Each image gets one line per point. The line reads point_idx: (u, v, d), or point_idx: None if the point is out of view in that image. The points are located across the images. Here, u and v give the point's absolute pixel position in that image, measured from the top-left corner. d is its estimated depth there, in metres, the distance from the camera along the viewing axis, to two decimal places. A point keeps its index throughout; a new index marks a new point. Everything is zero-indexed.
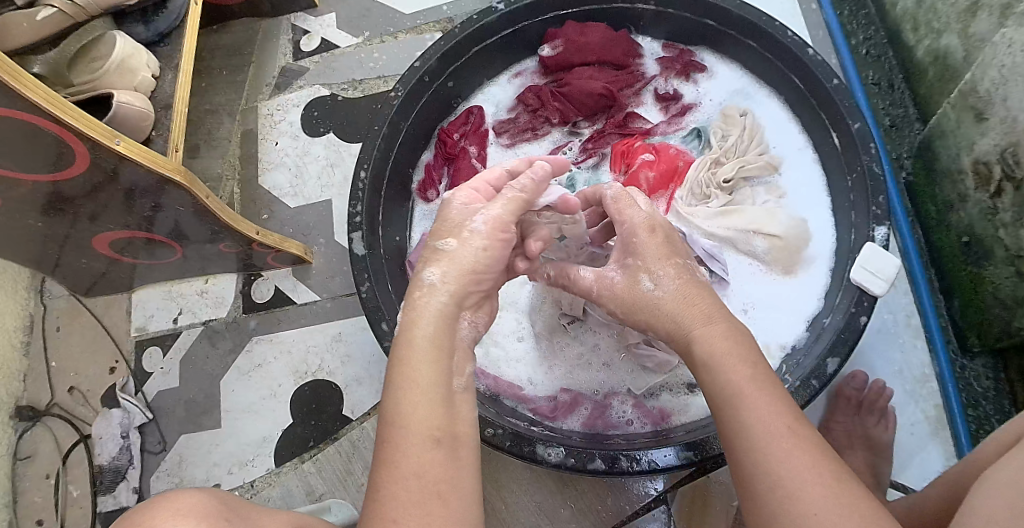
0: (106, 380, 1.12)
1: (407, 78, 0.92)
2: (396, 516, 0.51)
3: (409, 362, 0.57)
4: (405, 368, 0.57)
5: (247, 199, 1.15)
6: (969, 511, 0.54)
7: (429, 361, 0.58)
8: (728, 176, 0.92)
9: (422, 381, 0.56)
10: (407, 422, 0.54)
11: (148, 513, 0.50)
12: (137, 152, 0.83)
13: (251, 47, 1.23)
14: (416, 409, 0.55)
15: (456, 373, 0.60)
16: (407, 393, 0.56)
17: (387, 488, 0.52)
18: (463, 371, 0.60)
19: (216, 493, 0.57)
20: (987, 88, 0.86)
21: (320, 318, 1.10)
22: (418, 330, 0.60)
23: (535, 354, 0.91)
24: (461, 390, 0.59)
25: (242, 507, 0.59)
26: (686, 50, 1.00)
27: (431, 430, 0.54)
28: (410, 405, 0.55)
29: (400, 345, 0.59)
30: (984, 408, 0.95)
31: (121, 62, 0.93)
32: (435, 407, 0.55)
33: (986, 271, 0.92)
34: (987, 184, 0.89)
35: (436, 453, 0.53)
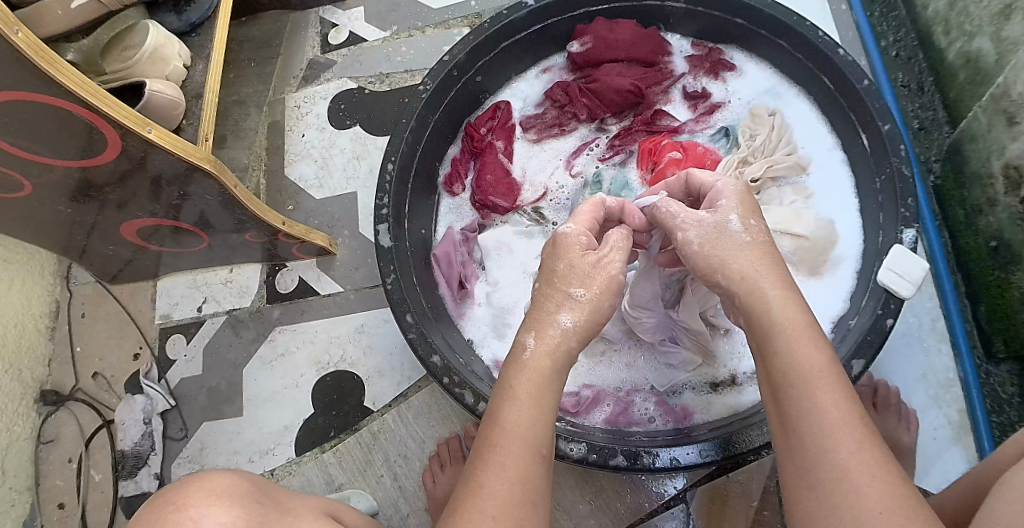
0: (130, 366, 1.13)
1: (436, 72, 0.93)
2: (492, 512, 0.53)
3: (523, 378, 0.59)
4: (519, 380, 0.59)
5: (272, 190, 1.15)
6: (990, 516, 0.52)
7: (545, 380, 0.59)
8: (755, 175, 0.92)
9: (535, 395, 0.58)
10: (514, 431, 0.56)
11: (183, 494, 0.50)
12: (168, 141, 0.84)
13: (279, 39, 1.24)
14: (520, 419, 0.57)
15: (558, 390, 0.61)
16: (518, 406, 0.57)
17: (488, 485, 0.54)
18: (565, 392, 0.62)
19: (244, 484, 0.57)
20: (1020, 92, 0.85)
21: (342, 310, 1.10)
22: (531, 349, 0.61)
23: (581, 364, 0.90)
24: None
25: (269, 497, 0.59)
26: (715, 49, 1.00)
27: (533, 442, 0.56)
28: (516, 415, 0.57)
29: (512, 360, 0.61)
30: (1008, 415, 0.94)
31: (154, 50, 0.94)
32: (541, 423, 0.57)
33: (1014, 276, 0.91)
34: (1017, 189, 0.89)
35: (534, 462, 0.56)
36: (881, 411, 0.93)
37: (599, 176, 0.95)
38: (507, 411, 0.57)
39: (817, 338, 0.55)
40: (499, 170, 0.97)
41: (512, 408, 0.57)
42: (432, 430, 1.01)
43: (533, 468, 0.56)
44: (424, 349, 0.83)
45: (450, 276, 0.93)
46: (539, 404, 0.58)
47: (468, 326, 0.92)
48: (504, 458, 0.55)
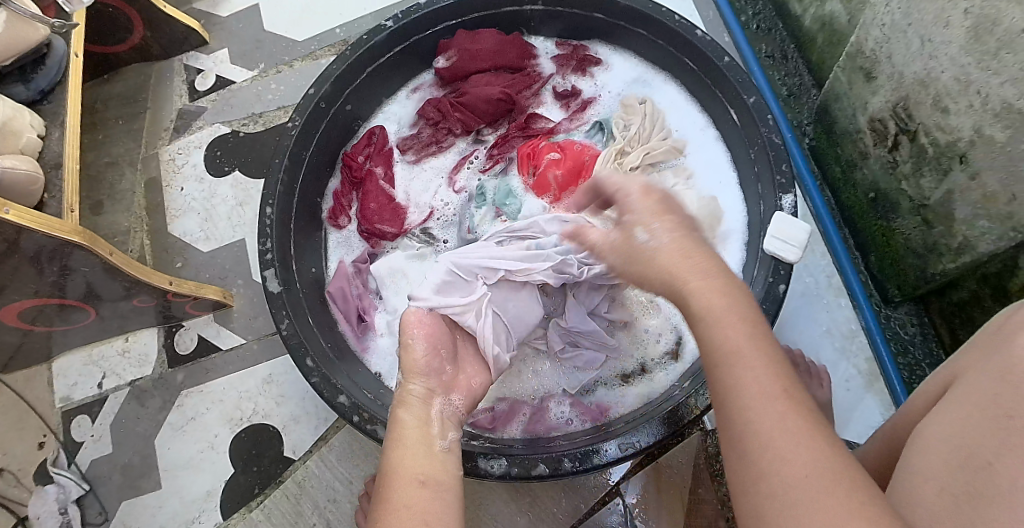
0: (35, 456, 1.06)
1: (302, 106, 0.91)
2: None
3: (404, 423, 0.64)
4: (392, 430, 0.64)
5: (158, 249, 1.11)
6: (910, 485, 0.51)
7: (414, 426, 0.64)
8: (635, 164, 0.91)
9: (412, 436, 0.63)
10: (401, 469, 0.60)
11: None
12: (31, 218, 0.80)
13: (145, 93, 1.19)
14: (408, 460, 0.60)
15: (440, 434, 0.64)
16: (396, 449, 0.62)
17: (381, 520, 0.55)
18: (447, 435, 0.65)
19: None
20: (872, 48, 0.88)
21: (249, 362, 1.07)
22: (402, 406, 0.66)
23: None
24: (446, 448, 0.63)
25: None
26: (579, 45, 1.01)
27: (417, 474, 0.59)
28: (398, 457, 0.61)
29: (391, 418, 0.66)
30: (913, 354, 0.98)
31: (4, 124, 0.88)
32: (420, 457, 0.61)
33: (896, 223, 0.94)
34: (885, 141, 0.91)
35: (423, 491, 0.58)
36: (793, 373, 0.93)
37: (483, 187, 0.95)
38: (393, 455, 0.61)
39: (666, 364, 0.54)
40: (382, 197, 0.95)
41: (397, 450, 0.61)
42: (357, 469, 0.99)
43: (424, 496, 0.57)
44: (329, 392, 0.80)
45: (348, 311, 0.91)
46: (421, 445, 0.62)
47: (373, 359, 0.90)
48: (392, 492, 0.57)
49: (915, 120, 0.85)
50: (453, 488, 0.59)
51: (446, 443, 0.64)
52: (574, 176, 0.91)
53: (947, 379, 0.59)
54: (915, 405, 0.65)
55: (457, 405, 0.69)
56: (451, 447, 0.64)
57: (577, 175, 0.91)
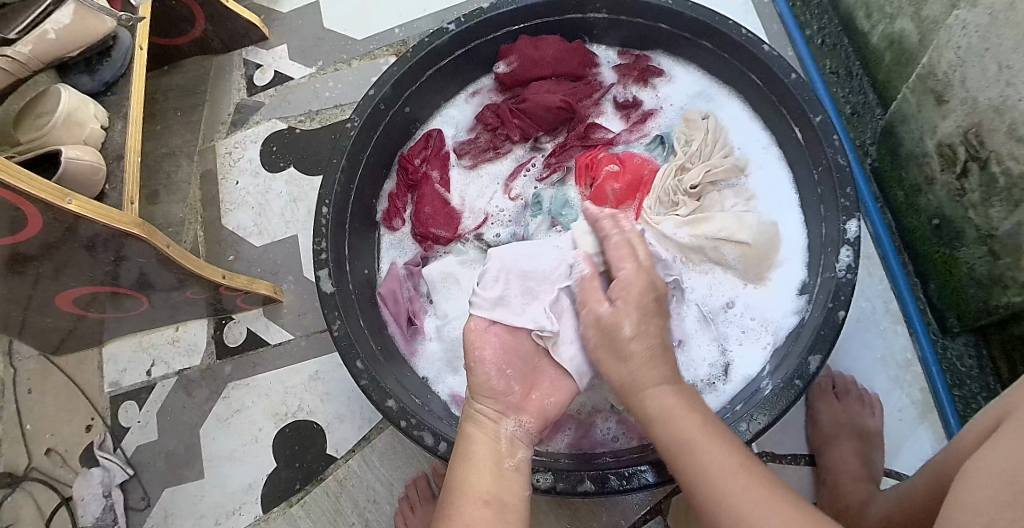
0: (84, 438, 1.08)
1: (362, 107, 0.91)
2: None
3: (474, 440, 0.67)
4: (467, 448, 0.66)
5: (211, 242, 1.12)
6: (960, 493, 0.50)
7: (488, 455, 0.66)
8: (694, 182, 0.89)
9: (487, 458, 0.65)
10: (469, 486, 0.63)
11: None
12: (92, 209, 0.82)
13: (204, 85, 1.21)
14: (476, 478, 0.63)
15: (507, 453, 0.66)
16: (466, 470, 0.64)
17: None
18: (513, 453, 0.67)
19: None
20: (945, 71, 0.86)
21: (295, 358, 1.08)
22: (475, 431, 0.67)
23: None
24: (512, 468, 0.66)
25: None
26: (642, 55, 1.00)
27: (483, 493, 0.62)
28: (466, 476, 0.64)
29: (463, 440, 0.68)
30: (969, 387, 0.96)
31: (67, 116, 0.91)
32: (487, 476, 0.64)
33: (959, 252, 0.92)
34: (953, 166, 0.89)
35: (486, 512, 0.61)
36: (844, 400, 0.93)
37: (539, 196, 0.94)
38: (460, 471, 0.64)
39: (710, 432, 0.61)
40: (437, 200, 0.95)
41: (462, 468, 0.65)
42: (399, 472, 0.99)
43: (488, 516, 0.60)
44: (377, 395, 0.80)
45: (398, 313, 0.91)
46: (490, 463, 0.65)
47: (421, 364, 0.90)
48: (458, 508, 0.61)
49: (987, 148, 0.83)
50: (517, 510, 0.62)
51: (513, 463, 0.66)
52: (632, 190, 0.90)
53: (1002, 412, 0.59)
54: (965, 438, 0.65)
55: (529, 426, 0.69)
56: (519, 467, 0.66)
57: (636, 189, 0.90)
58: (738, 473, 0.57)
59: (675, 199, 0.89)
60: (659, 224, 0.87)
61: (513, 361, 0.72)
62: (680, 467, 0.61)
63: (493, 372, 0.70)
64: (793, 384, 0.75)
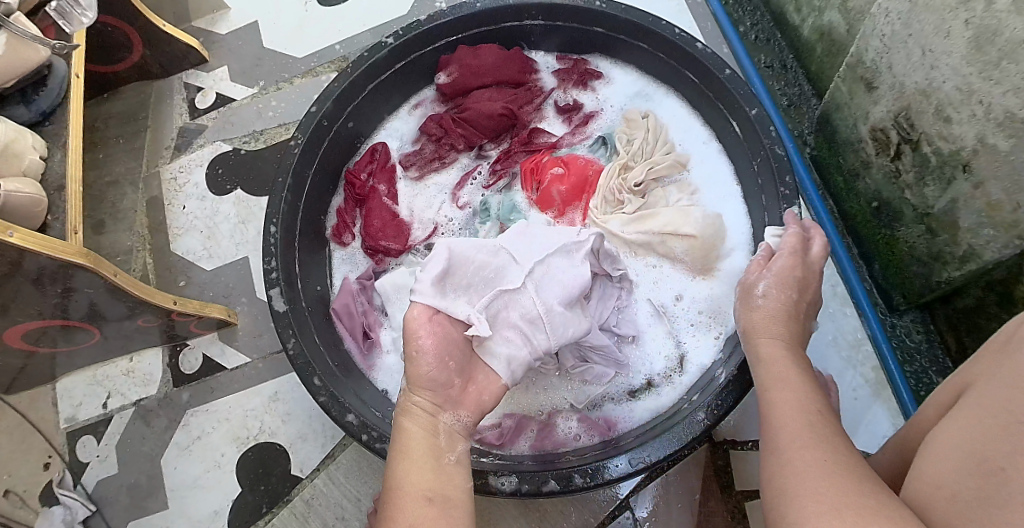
0: (41, 477, 1.05)
1: (305, 124, 0.91)
2: None
3: (411, 433, 0.65)
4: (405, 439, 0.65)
5: (161, 268, 1.10)
6: (922, 474, 0.52)
7: (425, 448, 0.64)
8: (638, 179, 0.91)
9: (426, 450, 0.64)
10: (406, 484, 0.61)
11: None
12: (36, 242, 0.80)
13: (145, 111, 1.19)
14: (411, 474, 0.62)
15: (450, 445, 0.66)
16: (406, 466, 0.63)
17: None
18: (454, 446, 0.66)
19: None
20: (872, 58, 0.89)
21: (254, 380, 1.07)
22: (409, 424, 0.66)
23: None
24: (453, 462, 0.65)
25: None
26: (580, 59, 1.01)
27: (424, 491, 0.60)
28: (405, 472, 0.62)
29: (397, 439, 0.66)
30: (919, 361, 0.99)
31: (5, 147, 0.88)
32: (428, 472, 0.62)
33: (899, 232, 0.95)
34: (887, 149, 0.92)
35: (429, 509, 0.59)
36: None
37: (487, 203, 0.95)
38: (400, 467, 0.63)
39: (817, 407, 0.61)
40: (385, 213, 0.95)
41: (403, 463, 0.63)
42: (365, 487, 0.99)
43: (430, 515, 0.59)
44: (337, 411, 0.80)
45: (353, 327, 0.91)
46: (430, 459, 0.63)
47: (380, 377, 0.90)
48: (399, 511, 0.59)
49: (917, 130, 0.86)
50: (461, 505, 0.61)
51: (455, 456, 0.65)
52: (578, 191, 0.92)
53: (964, 384, 0.60)
54: (928, 411, 0.67)
55: (467, 420, 0.68)
56: (460, 460, 0.65)
57: (581, 191, 0.92)
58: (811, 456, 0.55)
59: (621, 197, 0.91)
60: (606, 223, 0.90)
61: (454, 351, 0.70)
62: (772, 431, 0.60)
63: (433, 362, 0.68)
64: (746, 371, 0.78)
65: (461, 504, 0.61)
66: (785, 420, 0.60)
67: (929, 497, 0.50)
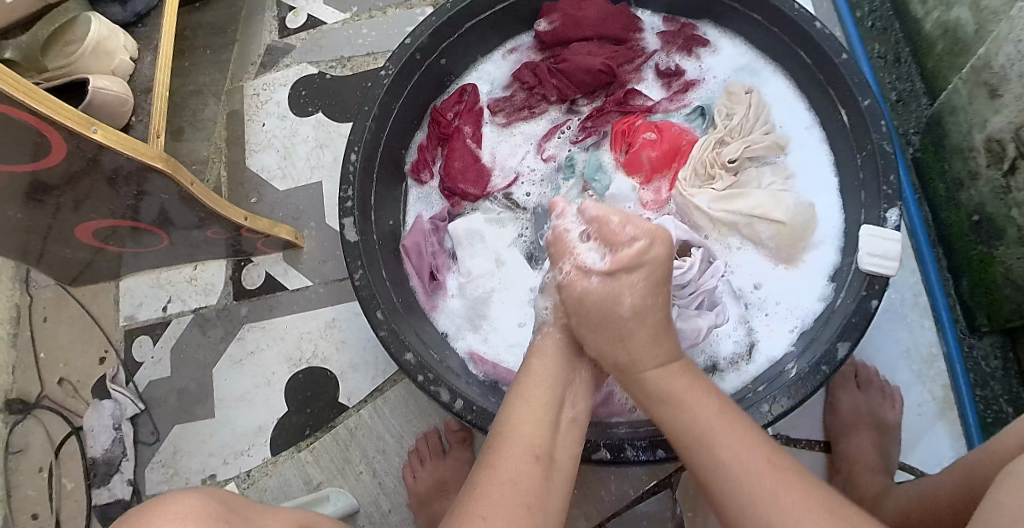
0: (97, 370, 1.08)
1: (398, 55, 0.89)
2: (483, 512, 0.57)
3: (535, 374, 0.67)
4: (531, 384, 0.66)
5: (234, 183, 1.11)
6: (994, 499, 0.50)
7: (547, 391, 0.66)
8: (733, 156, 0.87)
9: (545, 401, 0.65)
10: (516, 434, 0.62)
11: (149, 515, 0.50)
12: (118, 140, 0.80)
13: (235, 23, 1.19)
14: (524, 424, 0.63)
15: (571, 400, 0.67)
16: (520, 411, 0.64)
17: (482, 486, 0.59)
18: (576, 401, 0.68)
19: (216, 495, 0.58)
20: (1002, 64, 0.83)
21: (313, 304, 1.07)
22: (539, 365, 0.68)
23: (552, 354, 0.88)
24: (570, 420, 0.66)
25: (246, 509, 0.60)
26: (688, 23, 0.97)
27: (532, 447, 0.61)
28: (520, 419, 0.63)
29: (521, 378, 0.68)
30: (992, 388, 0.94)
31: (97, 45, 0.89)
32: (541, 427, 0.63)
33: (997, 251, 0.90)
34: (999, 163, 0.87)
35: (535, 469, 0.60)
36: (864, 390, 0.93)
37: (573, 159, 0.93)
38: (516, 411, 0.64)
39: (728, 420, 0.61)
40: (468, 156, 0.94)
41: (519, 408, 0.64)
42: (409, 425, 1.00)
43: (534, 472, 0.60)
44: (396, 347, 0.79)
45: (421, 267, 0.90)
46: (550, 408, 0.65)
47: (442, 318, 0.90)
48: (502, 457, 0.61)
49: None
50: (563, 467, 0.62)
51: (572, 413, 0.66)
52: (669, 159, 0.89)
53: None
54: (1004, 438, 0.64)
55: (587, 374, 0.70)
56: (576, 418, 0.67)
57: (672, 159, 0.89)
58: (777, 488, 0.56)
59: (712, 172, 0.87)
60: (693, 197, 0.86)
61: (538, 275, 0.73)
62: (706, 472, 0.60)
63: None
64: (820, 370, 0.74)
65: (562, 466, 0.62)
66: (728, 444, 0.60)
67: (1000, 520, 0.48)
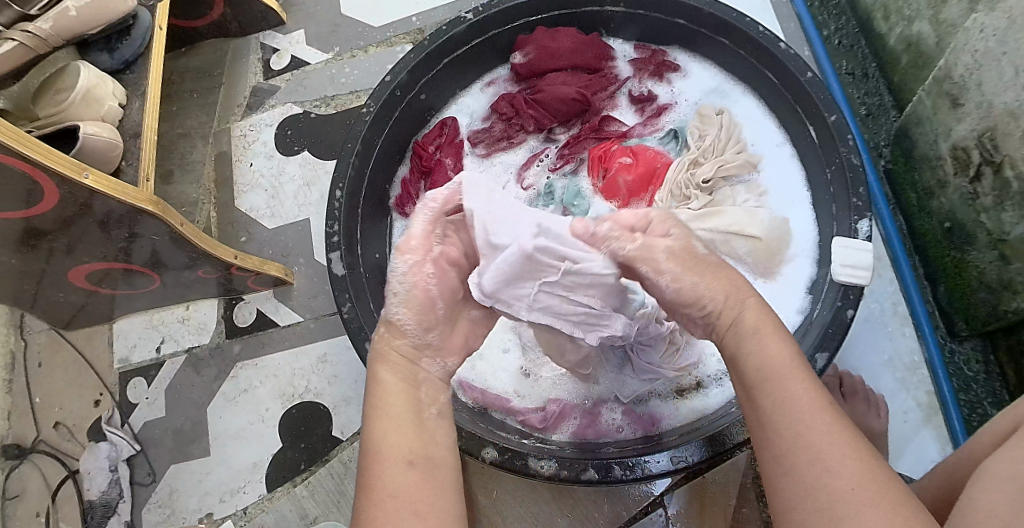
0: (91, 413, 1.08)
1: (378, 93, 0.91)
2: None
3: (388, 382, 0.60)
4: (387, 394, 0.59)
5: (223, 223, 1.13)
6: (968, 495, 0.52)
7: (401, 395, 0.59)
8: (707, 176, 0.90)
9: (403, 410, 0.58)
10: (387, 446, 0.56)
11: None
12: (108, 186, 0.82)
13: (220, 67, 1.22)
14: (392, 433, 0.57)
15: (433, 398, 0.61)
16: (382, 422, 0.57)
17: (366, 512, 0.53)
18: (434, 396, 0.61)
19: None
20: (961, 74, 0.86)
21: (304, 339, 1.09)
22: (387, 366, 0.61)
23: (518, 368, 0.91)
24: (434, 415, 0.60)
25: None
26: (658, 50, 1.00)
27: (405, 454, 0.56)
28: (386, 431, 0.57)
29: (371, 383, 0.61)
30: (975, 391, 0.96)
31: (86, 93, 0.91)
32: (407, 433, 0.57)
33: (970, 255, 0.92)
34: (966, 170, 0.89)
35: (411, 474, 0.55)
36: (849, 400, 0.94)
37: (552, 186, 0.95)
38: (377, 423, 0.58)
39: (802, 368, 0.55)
40: None
41: (376, 417, 0.58)
42: None
43: (414, 478, 0.55)
44: None
45: None
46: (411, 414, 0.59)
47: None
48: (377, 477, 0.55)
49: (1001, 152, 0.83)
50: (444, 463, 0.57)
51: (436, 409, 0.60)
52: (644, 182, 0.91)
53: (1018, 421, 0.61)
54: (981, 439, 0.66)
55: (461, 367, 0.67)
56: (441, 411, 0.61)
57: (648, 182, 0.91)
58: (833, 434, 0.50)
59: (688, 193, 0.90)
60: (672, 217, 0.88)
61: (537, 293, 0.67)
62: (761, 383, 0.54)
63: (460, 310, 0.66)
64: None
65: (441, 456, 0.57)
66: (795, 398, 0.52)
67: (970, 518, 0.49)
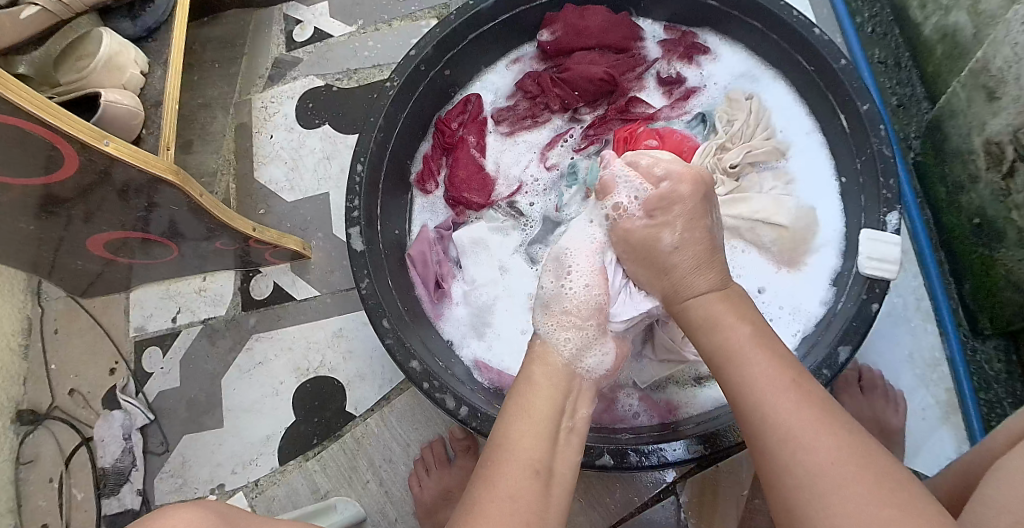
0: (106, 381, 1.09)
1: (403, 67, 0.90)
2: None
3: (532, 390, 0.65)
4: (530, 396, 0.64)
5: (242, 195, 1.13)
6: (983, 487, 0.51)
7: (546, 400, 0.64)
8: (734, 162, 0.89)
9: (537, 413, 0.62)
10: (515, 446, 0.59)
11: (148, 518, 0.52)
12: (129, 153, 0.81)
13: (243, 38, 1.21)
14: (522, 435, 0.60)
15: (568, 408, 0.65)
16: (519, 423, 0.61)
17: (481, 504, 0.55)
18: (575, 408, 0.66)
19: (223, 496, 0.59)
20: (1000, 66, 0.84)
21: (320, 314, 1.08)
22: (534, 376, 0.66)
23: None
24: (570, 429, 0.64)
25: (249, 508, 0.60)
26: (688, 32, 0.98)
27: (532, 461, 0.58)
28: (518, 430, 0.60)
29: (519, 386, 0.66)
30: (995, 391, 0.95)
31: (108, 59, 0.91)
32: (540, 440, 0.60)
33: (999, 253, 0.90)
34: (999, 165, 0.87)
35: (535, 483, 0.57)
36: (868, 394, 0.93)
37: (575, 166, 0.93)
38: (512, 421, 0.62)
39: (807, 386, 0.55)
40: (471, 166, 0.95)
41: (515, 419, 0.62)
42: (416, 433, 1.01)
43: (535, 487, 0.57)
44: (402, 355, 0.80)
45: (426, 275, 0.91)
46: (550, 423, 0.62)
47: (446, 327, 0.90)
48: (501, 476, 0.57)
49: None
50: (563, 480, 0.60)
51: (570, 424, 0.64)
52: None
53: None
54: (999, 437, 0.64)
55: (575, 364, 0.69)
56: (575, 428, 0.64)
57: None
58: (821, 441, 0.50)
59: (714, 179, 0.89)
60: None
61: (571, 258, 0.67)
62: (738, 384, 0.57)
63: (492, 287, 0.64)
64: (820, 374, 0.75)
65: (562, 478, 0.60)
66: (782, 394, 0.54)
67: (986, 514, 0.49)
